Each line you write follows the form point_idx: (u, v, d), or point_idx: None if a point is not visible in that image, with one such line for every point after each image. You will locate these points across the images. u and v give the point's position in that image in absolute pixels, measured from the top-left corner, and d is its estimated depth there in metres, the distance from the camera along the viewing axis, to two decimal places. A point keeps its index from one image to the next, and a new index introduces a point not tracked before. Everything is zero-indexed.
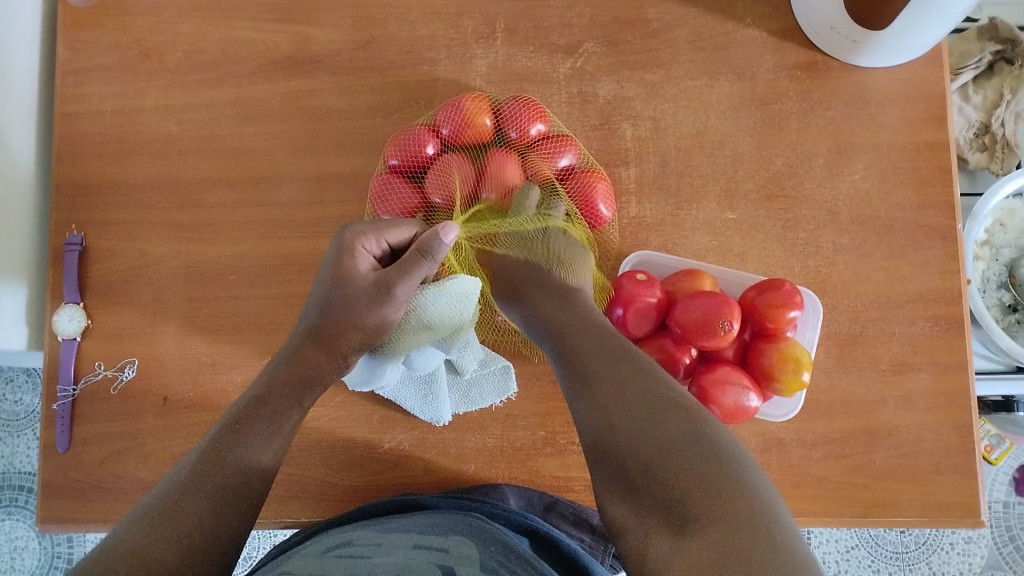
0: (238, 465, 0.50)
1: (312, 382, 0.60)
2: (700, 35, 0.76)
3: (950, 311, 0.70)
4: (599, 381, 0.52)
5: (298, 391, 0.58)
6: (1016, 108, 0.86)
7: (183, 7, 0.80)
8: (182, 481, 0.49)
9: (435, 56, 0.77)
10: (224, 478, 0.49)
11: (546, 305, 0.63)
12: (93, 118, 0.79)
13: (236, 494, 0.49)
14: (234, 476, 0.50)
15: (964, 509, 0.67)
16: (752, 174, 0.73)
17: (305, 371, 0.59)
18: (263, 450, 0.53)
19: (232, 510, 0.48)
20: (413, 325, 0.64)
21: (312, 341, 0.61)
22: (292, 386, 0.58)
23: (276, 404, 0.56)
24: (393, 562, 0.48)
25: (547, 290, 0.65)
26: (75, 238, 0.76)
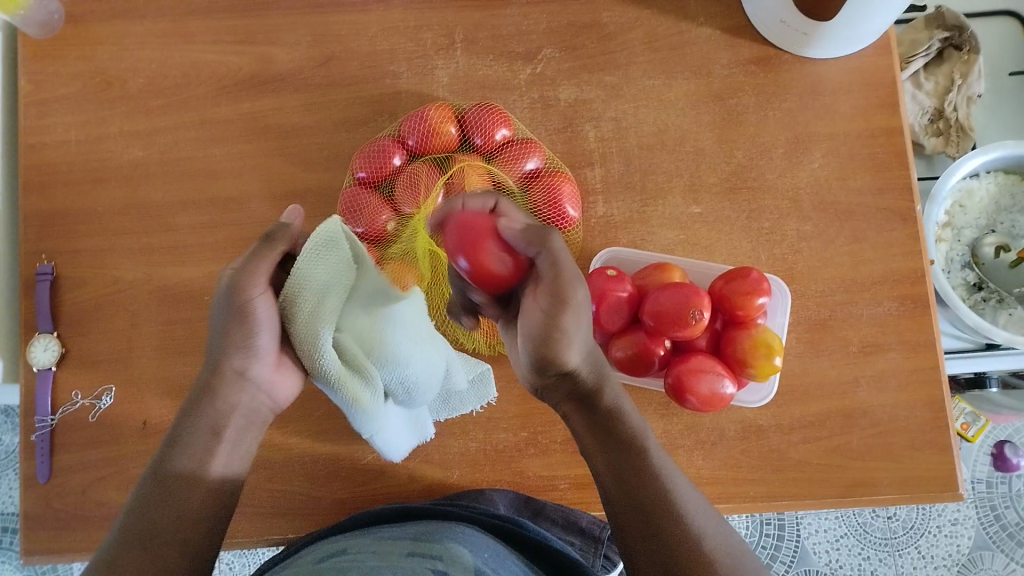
0: (183, 491, 0.50)
1: (230, 412, 0.54)
2: (655, 35, 0.77)
3: (915, 290, 0.71)
4: (651, 474, 0.52)
5: (207, 432, 0.53)
6: (967, 92, 0.89)
7: (144, 34, 0.80)
8: (132, 513, 0.49)
9: (397, 69, 0.78)
10: (168, 510, 0.49)
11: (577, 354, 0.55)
12: (59, 148, 0.79)
13: (174, 535, 0.49)
14: (178, 506, 0.50)
15: (942, 483, 0.68)
16: (714, 167, 0.74)
17: (211, 406, 0.53)
18: (208, 466, 0.52)
19: (173, 552, 0.48)
20: (315, 294, 0.53)
21: (212, 373, 0.54)
22: (203, 423, 0.53)
23: (201, 435, 0.53)
24: (389, 570, 0.47)
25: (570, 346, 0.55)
26: (45, 268, 0.77)
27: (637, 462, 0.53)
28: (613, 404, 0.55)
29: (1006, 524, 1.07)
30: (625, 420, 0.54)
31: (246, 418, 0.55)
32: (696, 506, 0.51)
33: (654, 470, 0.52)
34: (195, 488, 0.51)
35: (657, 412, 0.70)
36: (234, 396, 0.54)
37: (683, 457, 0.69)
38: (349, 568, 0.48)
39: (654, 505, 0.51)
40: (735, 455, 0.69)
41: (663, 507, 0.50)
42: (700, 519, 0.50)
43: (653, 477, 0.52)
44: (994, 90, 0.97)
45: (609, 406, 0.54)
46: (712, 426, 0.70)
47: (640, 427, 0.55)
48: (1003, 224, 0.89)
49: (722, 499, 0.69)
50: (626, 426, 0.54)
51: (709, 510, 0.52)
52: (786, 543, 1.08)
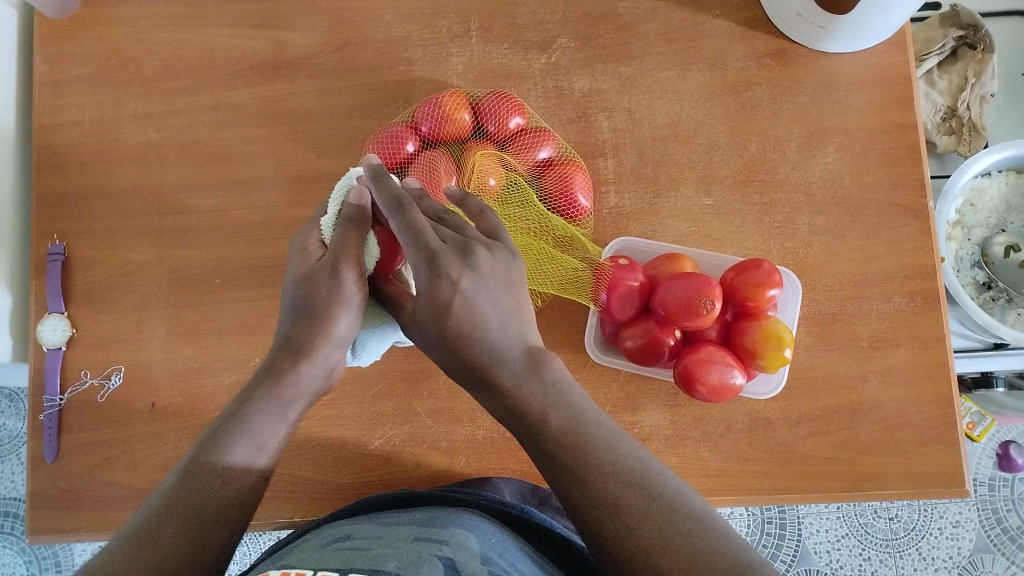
0: (230, 476, 0.47)
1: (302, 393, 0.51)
2: (670, 27, 0.78)
3: (925, 285, 0.71)
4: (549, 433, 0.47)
5: (274, 412, 0.50)
6: (980, 91, 0.90)
7: (160, 16, 0.81)
8: (169, 505, 0.46)
9: (411, 56, 0.78)
10: (218, 493, 0.47)
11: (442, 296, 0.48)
12: (73, 128, 0.80)
13: (197, 524, 0.45)
14: (225, 492, 0.47)
15: (948, 480, 0.68)
16: (727, 160, 0.74)
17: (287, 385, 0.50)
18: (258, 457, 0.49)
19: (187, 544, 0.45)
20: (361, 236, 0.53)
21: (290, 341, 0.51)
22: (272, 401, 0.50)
23: (261, 418, 0.50)
24: (396, 556, 0.46)
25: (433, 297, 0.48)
26: (57, 247, 0.77)
27: (556, 458, 0.47)
28: (512, 387, 0.48)
29: (1008, 527, 1.07)
30: (528, 404, 0.48)
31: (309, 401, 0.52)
32: (631, 478, 0.45)
33: (572, 468, 0.46)
34: (240, 478, 0.48)
35: (665, 403, 0.70)
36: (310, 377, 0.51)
37: (690, 448, 0.69)
38: (355, 554, 0.47)
39: (579, 503, 0.45)
40: (742, 448, 0.69)
41: (592, 507, 0.45)
42: (629, 482, 0.45)
43: (573, 472, 0.46)
44: (1007, 89, 0.97)
45: (501, 405, 0.48)
46: (719, 418, 0.70)
47: (557, 394, 0.48)
48: (1014, 224, 0.89)
49: (728, 491, 0.69)
50: (532, 419, 0.47)
51: (646, 471, 0.46)
52: (787, 542, 1.08)
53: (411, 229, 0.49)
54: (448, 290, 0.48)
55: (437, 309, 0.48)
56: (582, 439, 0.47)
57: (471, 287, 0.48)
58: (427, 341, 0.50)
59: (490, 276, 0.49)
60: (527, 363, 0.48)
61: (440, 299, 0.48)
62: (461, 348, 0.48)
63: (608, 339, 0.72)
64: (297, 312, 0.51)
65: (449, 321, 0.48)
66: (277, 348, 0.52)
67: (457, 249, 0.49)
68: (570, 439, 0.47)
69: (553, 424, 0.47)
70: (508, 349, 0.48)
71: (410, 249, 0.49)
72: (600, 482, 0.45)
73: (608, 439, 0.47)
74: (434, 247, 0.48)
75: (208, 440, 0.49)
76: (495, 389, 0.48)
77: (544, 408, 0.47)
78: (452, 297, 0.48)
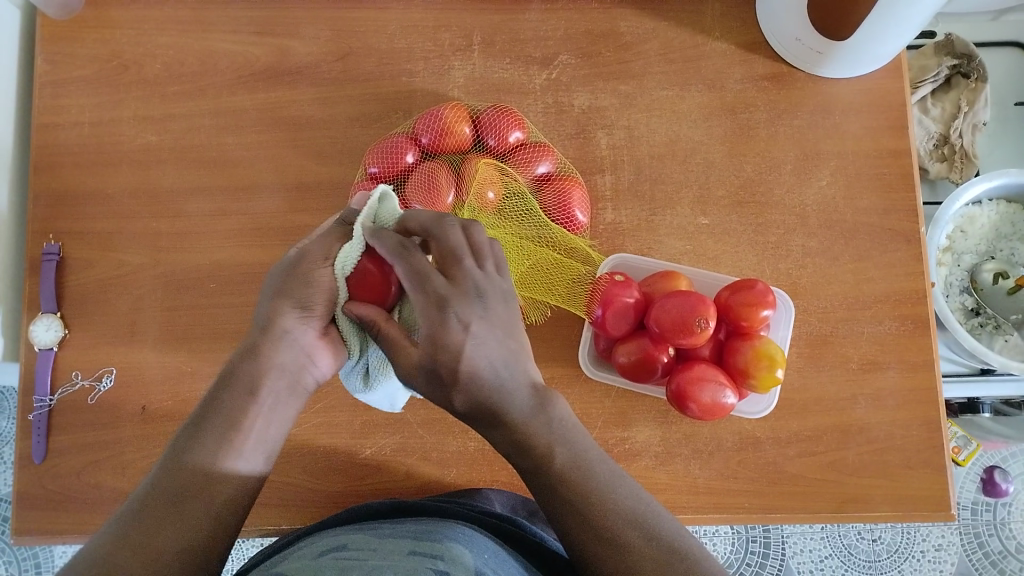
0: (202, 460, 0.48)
1: (268, 373, 0.51)
2: (671, 47, 0.78)
3: (916, 310, 0.72)
4: (547, 441, 0.48)
5: (240, 393, 0.50)
6: (973, 119, 0.91)
7: (164, 20, 0.81)
8: (151, 496, 0.46)
9: (413, 67, 0.79)
10: (192, 475, 0.47)
11: (454, 343, 0.47)
12: (71, 129, 0.80)
13: (176, 513, 0.46)
14: (200, 479, 0.47)
15: (934, 503, 0.69)
16: (723, 180, 0.75)
17: (247, 367, 0.51)
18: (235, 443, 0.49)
19: (169, 531, 0.45)
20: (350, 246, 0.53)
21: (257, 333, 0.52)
22: (238, 385, 0.51)
23: (228, 404, 0.50)
24: (391, 568, 0.46)
25: (441, 341, 0.47)
26: (52, 248, 0.77)
27: (558, 491, 0.47)
28: (520, 422, 0.48)
29: (989, 552, 1.08)
30: (535, 438, 0.48)
31: (282, 382, 0.52)
32: (632, 517, 0.46)
33: (568, 467, 0.47)
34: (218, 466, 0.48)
35: (656, 419, 0.71)
36: (275, 357, 0.51)
37: (680, 465, 0.70)
38: (350, 564, 0.47)
39: (580, 536, 0.46)
40: (732, 466, 0.70)
41: (595, 538, 0.45)
42: (619, 490, 0.47)
43: (576, 505, 0.46)
44: (998, 118, 0.99)
45: (509, 436, 0.48)
46: (709, 436, 0.70)
47: (555, 415, 0.49)
48: (1003, 251, 0.90)
49: (717, 509, 0.69)
50: (540, 451, 0.48)
51: (648, 512, 0.47)
52: (770, 561, 1.08)
53: (417, 276, 0.49)
54: (459, 334, 0.47)
55: (443, 355, 0.47)
56: (587, 474, 0.47)
57: (479, 332, 0.48)
58: (432, 384, 0.48)
59: (498, 320, 0.49)
60: (533, 402, 0.49)
61: (449, 345, 0.47)
62: (471, 394, 0.47)
63: (602, 354, 0.72)
64: (266, 298, 0.53)
65: (459, 366, 0.47)
66: (248, 334, 0.53)
67: (467, 293, 0.48)
68: (574, 475, 0.47)
69: (560, 458, 0.47)
70: (518, 389, 0.48)
71: (419, 294, 0.48)
72: (597, 485, 0.47)
73: (613, 478, 0.48)
74: (443, 292, 0.48)
75: (193, 426, 0.49)
76: (503, 422, 0.48)
77: (544, 425, 0.48)
78: (461, 342, 0.47)
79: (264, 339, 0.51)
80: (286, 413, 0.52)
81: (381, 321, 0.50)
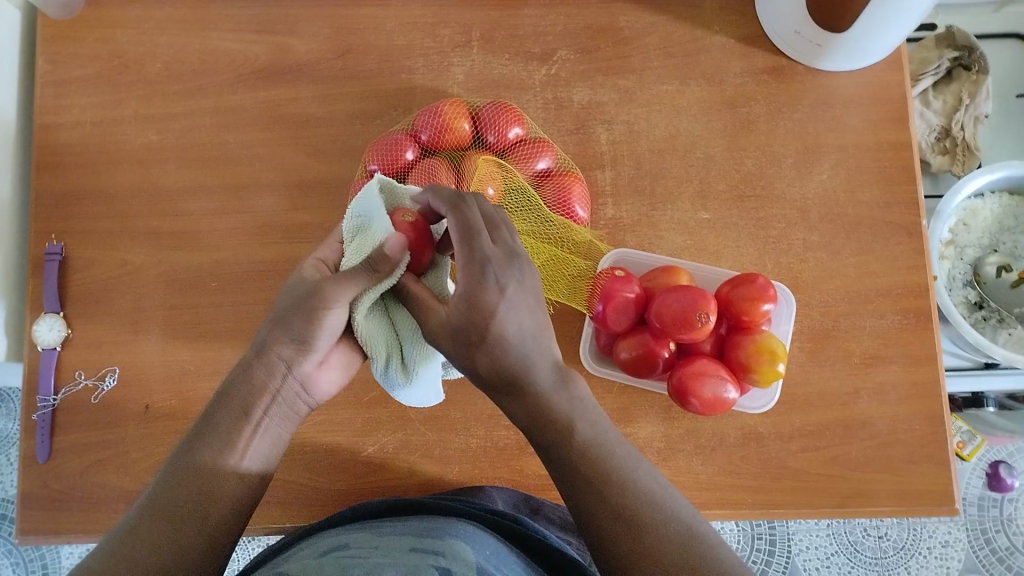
0: (199, 477, 0.48)
1: (264, 394, 0.51)
2: (670, 42, 0.78)
3: (918, 303, 0.72)
4: (567, 419, 0.48)
5: (237, 412, 0.50)
6: (974, 112, 0.90)
7: (163, 19, 0.81)
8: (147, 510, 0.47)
9: (413, 64, 0.79)
10: (188, 493, 0.47)
11: (490, 303, 0.48)
12: (73, 129, 0.80)
13: (170, 526, 0.46)
14: (196, 491, 0.47)
15: (939, 498, 0.68)
16: (724, 174, 0.75)
17: (242, 389, 0.51)
18: (231, 455, 0.49)
19: (163, 543, 0.45)
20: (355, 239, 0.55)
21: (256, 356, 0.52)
22: (234, 405, 0.51)
23: (225, 421, 0.50)
24: (392, 566, 0.46)
25: (475, 301, 0.48)
26: (55, 247, 0.77)
27: (577, 467, 0.47)
28: (541, 392, 0.48)
29: (996, 547, 1.07)
30: (556, 412, 0.48)
31: (279, 404, 0.52)
32: (648, 498, 0.46)
33: (583, 449, 0.48)
34: (213, 479, 0.48)
35: (659, 415, 0.71)
36: (269, 382, 0.51)
37: (683, 461, 0.70)
38: (352, 562, 0.47)
39: (597, 514, 0.46)
40: (735, 461, 0.69)
41: (607, 515, 0.46)
42: (635, 473, 0.48)
43: (594, 481, 0.47)
44: (1000, 111, 0.99)
45: (529, 408, 0.49)
46: (712, 432, 0.70)
47: (578, 397, 0.49)
48: (1006, 244, 0.90)
49: (720, 505, 0.69)
50: (559, 425, 0.48)
51: (665, 492, 0.47)
52: (776, 558, 1.08)
53: (464, 233, 0.49)
54: (495, 297, 0.48)
55: (476, 315, 0.48)
56: (607, 452, 0.48)
57: (513, 298, 0.49)
58: (458, 343, 0.49)
59: (530, 292, 0.50)
60: (555, 376, 0.49)
61: (486, 306, 0.48)
62: (494, 358, 0.48)
63: (603, 350, 0.72)
64: (267, 324, 0.53)
65: (488, 328, 0.48)
66: (244, 356, 0.53)
67: (506, 258, 0.49)
68: (593, 451, 0.48)
69: (580, 434, 0.48)
70: (541, 361, 0.49)
71: (462, 252, 0.49)
72: (612, 468, 0.47)
73: (631, 460, 0.48)
74: (486, 252, 0.49)
75: (190, 440, 0.50)
76: (524, 393, 0.49)
77: (566, 403, 0.49)
78: (496, 304, 0.48)
79: (259, 365, 0.51)
80: (280, 434, 0.52)
81: (411, 283, 0.52)
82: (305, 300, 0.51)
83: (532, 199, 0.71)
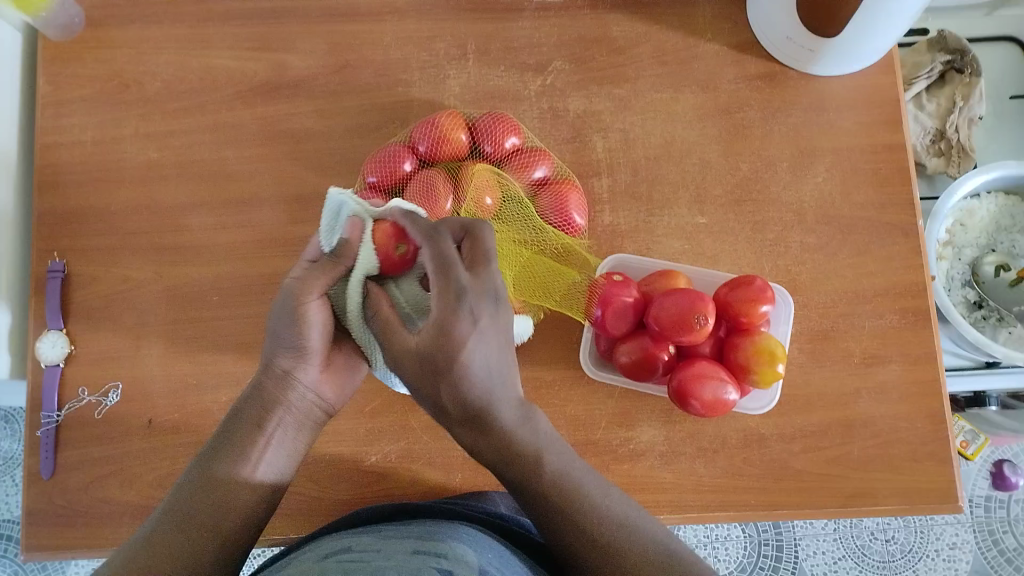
0: (214, 485, 0.51)
1: (275, 407, 0.54)
2: (663, 50, 0.79)
3: (916, 303, 0.72)
4: (533, 456, 0.50)
5: (250, 426, 0.54)
6: (968, 114, 0.91)
7: (162, 39, 0.82)
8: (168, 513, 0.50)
9: (409, 77, 0.80)
10: (201, 499, 0.50)
11: (461, 334, 0.49)
12: (74, 148, 0.81)
13: (185, 523, 0.49)
14: (209, 495, 0.51)
15: (942, 496, 0.68)
16: (720, 179, 0.76)
17: (255, 403, 0.54)
18: (245, 465, 0.52)
19: (180, 537, 0.48)
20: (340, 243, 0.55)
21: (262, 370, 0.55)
22: (248, 420, 0.54)
23: (239, 431, 0.54)
24: (393, 567, 0.46)
25: (445, 329, 0.49)
26: (57, 265, 0.78)
27: (549, 499, 0.50)
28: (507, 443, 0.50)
29: (1004, 549, 1.07)
30: (523, 445, 0.50)
31: (289, 417, 0.55)
32: (621, 521, 0.50)
33: (552, 484, 0.50)
34: (229, 482, 0.52)
35: (660, 419, 0.71)
36: (278, 392, 0.55)
37: (684, 464, 0.70)
38: (354, 566, 0.47)
39: (574, 540, 0.49)
40: (737, 463, 0.70)
41: (584, 543, 0.49)
42: (605, 500, 0.51)
43: (569, 513, 0.50)
44: (995, 113, 0.99)
45: (495, 442, 0.50)
46: (713, 435, 0.70)
47: (546, 438, 0.52)
48: (1003, 244, 0.91)
49: (724, 507, 0.69)
50: (528, 458, 0.50)
51: (633, 517, 0.51)
52: (783, 564, 1.08)
53: (443, 262, 0.50)
54: (467, 328, 0.49)
55: (445, 342, 0.49)
56: (574, 480, 0.51)
57: (485, 330, 0.49)
58: (419, 369, 0.50)
59: (501, 328, 0.51)
60: (519, 413, 0.51)
61: (456, 337, 0.48)
62: (458, 385, 0.49)
63: (603, 355, 0.73)
64: (268, 338, 0.56)
65: (454, 360, 0.49)
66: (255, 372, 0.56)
67: (484, 293, 0.50)
68: (566, 487, 0.50)
69: (549, 466, 0.51)
70: (506, 397, 0.51)
71: (438, 280, 0.50)
72: (583, 498, 0.50)
73: (597, 485, 0.52)
74: (463, 284, 0.49)
75: (210, 450, 0.54)
76: (490, 428, 0.50)
77: (533, 440, 0.51)
78: (468, 334, 0.49)
79: (266, 378, 0.55)
80: (296, 447, 0.56)
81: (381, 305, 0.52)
82: (287, 303, 0.53)
83: (529, 211, 0.71)
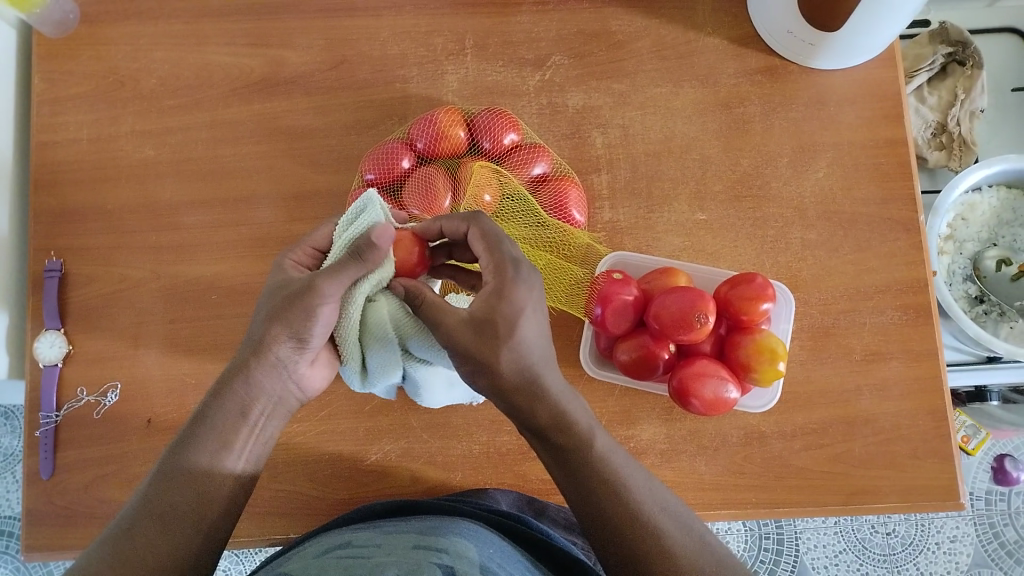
0: (189, 484, 0.50)
1: (260, 396, 0.53)
2: (663, 44, 0.79)
3: (917, 299, 0.72)
4: (582, 435, 0.52)
5: (234, 414, 0.52)
6: (970, 107, 0.91)
7: (158, 35, 0.81)
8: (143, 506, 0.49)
9: (407, 73, 0.79)
10: (178, 498, 0.49)
11: (518, 306, 0.50)
12: (71, 146, 0.80)
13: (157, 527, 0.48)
14: (187, 495, 0.49)
15: (943, 493, 0.68)
16: (720, 175, 0.75)
17: (242, 389, 0.53)
18: (226, 460, 0.51)
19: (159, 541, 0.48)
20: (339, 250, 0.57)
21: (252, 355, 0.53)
22: (231, 408, 0.52)
23: (223, 420, 0.52)
24: (394, 563, 0.46)
25: (498, 304, 0.50)
26: (54, 264, 0.77)
27: (590, 477, 0.51)
28: (559, 425, 0.51)
29: (1005, 542, 1.07)
30: (573, 418, 0.52)
31: (272, 404, 0.54)
32: (657, 505, 0.51)
33: (596, 464, 0.51)
34: (207, 482, 0.50)
35: (661, 416, 0.71)
36: (266, 383, 0.53)
37: (685, 462, 0.70)
38: (355, 562, 0.47)
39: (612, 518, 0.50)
40: (738, 461, 0.69)
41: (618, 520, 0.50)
42: (644, 484, 0.52)
43: (610, 491, 0.51)
44: (996, 105, 0.99)
45: (549, 414, 0.51)
46: (714, 432, 0.70)
47: (592, 426, 0.52)
48: (1005, 238, 0.90)
49: (725, 505, 0.69)
50: (578, 432, 0.51)
51: (671, 507, 0.52)
52: (784, 558, 1.08)
53: (491, 239, 0.53)
54: (519, 297, 0.51)
55: (505, 307, 0.50)
56: (619, 464, 0.52)
57: (537, 301, 0.52)
58: (472, 332, 0.50)
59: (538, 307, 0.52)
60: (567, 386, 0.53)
61: (514, 306, 0.50)
62: (502, 355, 0.50)
63: (603, 353, 0.72)
64: (263, 318, 0.53)
65: (508, 320, 0.50)
66: (242, 350, 0.54)
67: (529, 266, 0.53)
68: (616, 470, 0.51)
69: (597, 444, 0.52)
70: (549, 367, 0.52)
71: (490, 255, 0.53)
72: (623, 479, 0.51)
73: (640, 473, 0.53)
74: (515, 256, 0.53)
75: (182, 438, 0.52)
76: (541, 397, 0.51)
77: (582, 418, 0.52)
78: (523, 304, 0.51)
79: (259, 367, 0.52)
80: (273, 432, 0.55)
81: (426, 290, 0.54)
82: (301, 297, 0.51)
83: (533, 208, 0.71)
